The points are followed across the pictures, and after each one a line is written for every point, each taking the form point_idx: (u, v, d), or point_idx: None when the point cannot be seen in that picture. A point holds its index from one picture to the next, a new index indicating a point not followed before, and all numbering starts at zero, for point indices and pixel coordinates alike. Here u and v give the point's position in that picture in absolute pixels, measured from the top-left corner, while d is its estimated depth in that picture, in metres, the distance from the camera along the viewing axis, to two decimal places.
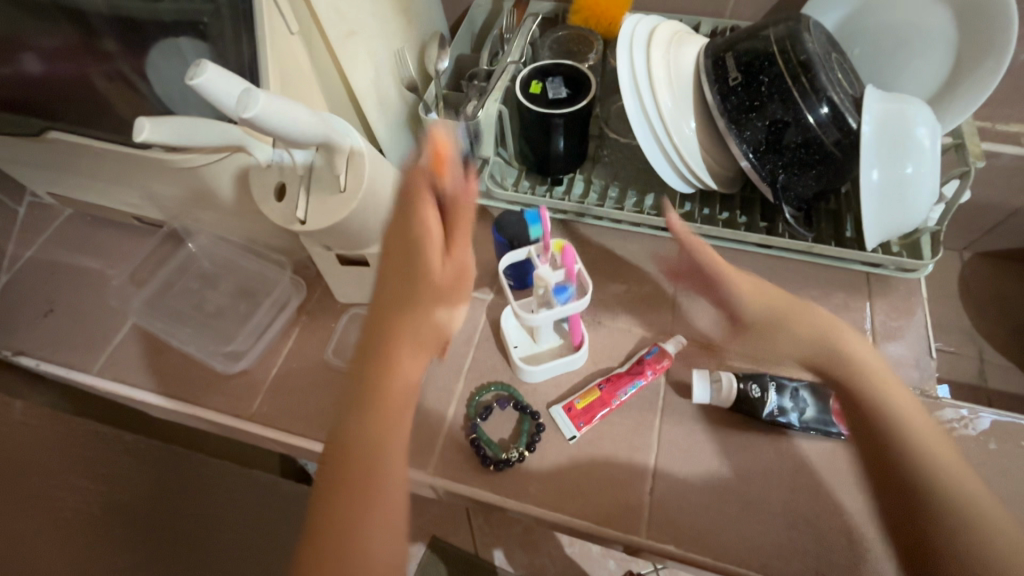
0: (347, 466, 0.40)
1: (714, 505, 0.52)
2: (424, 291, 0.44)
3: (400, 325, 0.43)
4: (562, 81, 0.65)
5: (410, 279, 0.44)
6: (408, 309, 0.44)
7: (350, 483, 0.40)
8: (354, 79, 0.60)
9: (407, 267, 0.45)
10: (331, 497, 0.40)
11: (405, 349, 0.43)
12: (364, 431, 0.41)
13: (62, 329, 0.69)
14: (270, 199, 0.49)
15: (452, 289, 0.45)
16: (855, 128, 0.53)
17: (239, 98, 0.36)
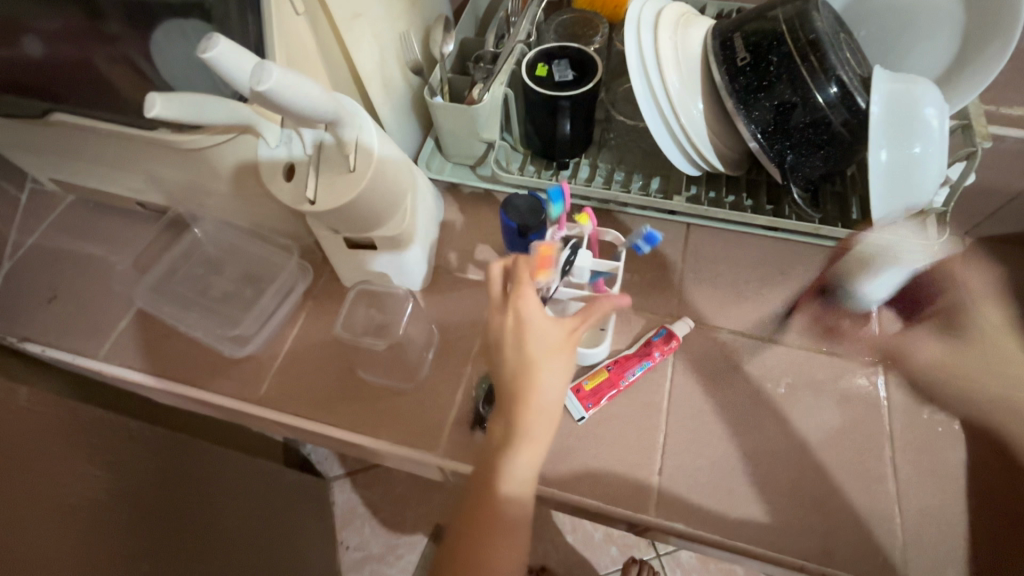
0: (477, 508, 0.42)
1: (723, 484, 0.53)
2: (534, 360, 0.43)
3: (516, 383, 0.43)
4: (568, 64, 0.65)
5: (516, 341, 0.44)
6: (521, 365, 0.43)
7: (476, 523, 0.42)
8: (359, 61, 0.60)
9: (517, 329, 0.44)
10: (465, 535, 0.42)
11: (524, 421, 0.42)
12: (493, 491, 0.42)
13: (67, 317, 0.68)
14: (279, 178, 0.49)
15: (562, 355, 0.43)
16: (864, 108, 0.53)
17: (252, 71, 0.36)
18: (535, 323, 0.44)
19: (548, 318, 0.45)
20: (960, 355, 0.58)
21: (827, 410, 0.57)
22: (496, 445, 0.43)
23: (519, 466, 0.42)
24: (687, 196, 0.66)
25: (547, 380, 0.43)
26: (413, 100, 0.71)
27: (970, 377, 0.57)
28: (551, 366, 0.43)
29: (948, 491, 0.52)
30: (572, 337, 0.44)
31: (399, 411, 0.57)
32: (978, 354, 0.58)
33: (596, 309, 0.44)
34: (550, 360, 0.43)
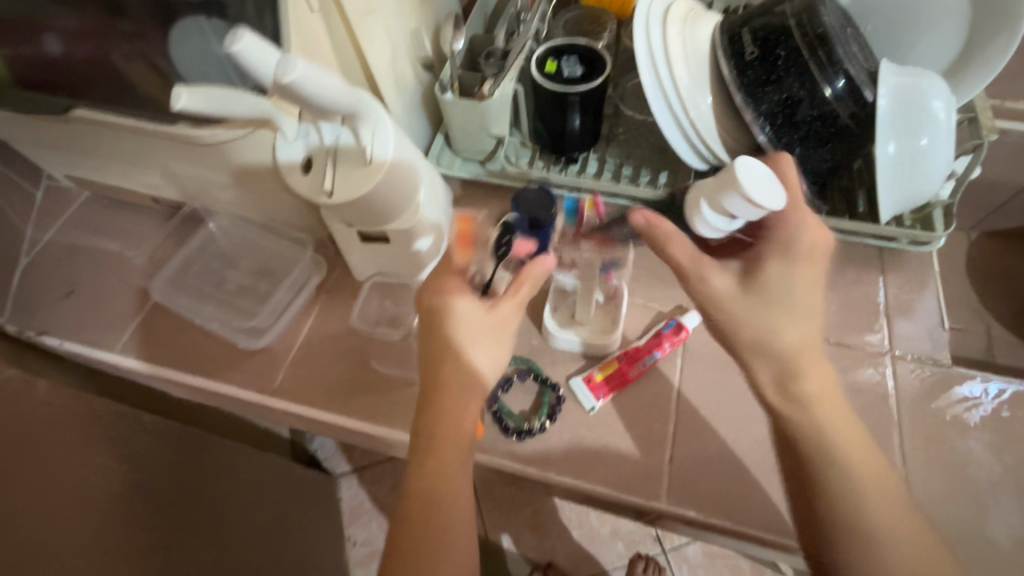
0: (410, 506, 0.45)
1: (733, 472, 0.54)
2: (458, 343, 0.46)
3: (437, 376, 0.46)
4: (577, 60, 0.66)
5: (432, 332, 0.47)
6: (439, 360, 0.46)
7: (413, 519, 0.44)
8: (372, 57, 0.61)
9: (432, 325, 0.47)
10: (402, 534, 0.44)
11: (450, 401, 0.46)
12: (431, 466, 0.45)
13: (84, 311, 0.69)
14: (297, 171, 0.50)
15: (487, 333, 0.47)
16: (872, 101, 0.54)
17: (277, 64, 0.37)
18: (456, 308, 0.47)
19: (471, 303, 0.47)
20: (744, 304, 0.46)
21: None
22: (427, 428, 0.46)
23: (452, 440, 0.45)
24: None
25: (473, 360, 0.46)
26: (423, 96, 0.72)
27: (753, 323, 0.46)
28: (478, 344, 0.46)
29: (956, 479, 0.53)
30: (492, 317, 0.47)
31: (413, 401, 0.58)
32: (799, 328, 0.45)
33: (526, 281, 0.48)
34: (475, 341, 0.46)
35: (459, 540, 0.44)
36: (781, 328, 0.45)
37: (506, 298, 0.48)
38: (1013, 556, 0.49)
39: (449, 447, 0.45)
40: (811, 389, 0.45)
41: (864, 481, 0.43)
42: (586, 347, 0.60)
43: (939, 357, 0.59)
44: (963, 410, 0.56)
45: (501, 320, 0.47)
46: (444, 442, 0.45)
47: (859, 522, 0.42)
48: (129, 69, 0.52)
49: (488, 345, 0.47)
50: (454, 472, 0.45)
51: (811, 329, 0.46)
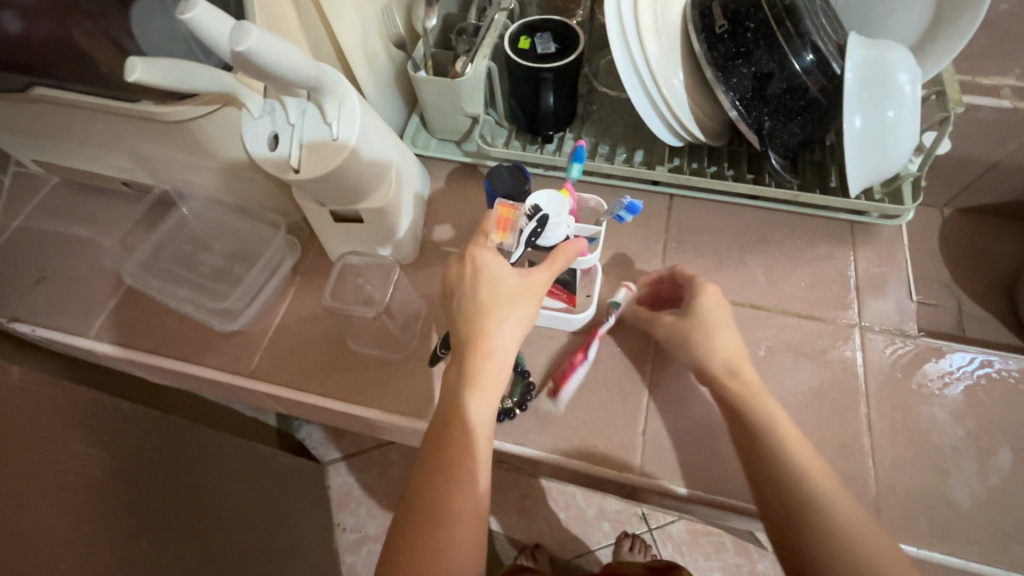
0: (439, 447, 0.44)
1: (706, 442, 0.55)
2: (491, 302, 0.47)
3: (474, 324, 0.46)
4: (550, 36, 0.65)
5: (470, 285, 0.48)
6: (477, 311, 0.47)
7: (434, 463, 0.43)
8: (342, 33, 0.60)
9: (472, 280, 0.48)
10: (427, 474, 0.43)
11: (479, 359, 0.46)
12: (454, 423, 0.44)
13: (57, 297, 0.69)
14: (263, 147, 0.49)
15: (521, 295, 0.47)
16: (839, 74, 0.55)
17: (231, 33, 0.36)
18: (492, 268, 0.47)
19: (506, 266, 0.48)
20: (689, 332, 0.52)
21: (805, 370, 0.58)
22: (455, 387, 0.46)
23: (477, 401, 0.45)
24: (669, 166, 0.67)
25: (505, 321, 0.46)
26: (396, 76, 0.72)
27: (692, 339, 0.52)
28: (510, 305, 0.46)
29: (920, 445, 0.54)
30: (525, 282, 0.47)
31: (389, 381, 0.58)
32: (725, 347, 0.51)
33: (561, 256, 0.49)
34: (508, 301, 0.47)
35: (474, 501, 0.43)
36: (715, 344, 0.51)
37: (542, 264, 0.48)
38: (974, 517, 0.51)
39: (476, 408, 0.45)
40: (752, 386, 0.49)
41: (798, 466, 0.45)
42: (559, 321, 0.60)
43: (907, 328, 0.60)
44: (927, 381, 0.57)
45: (535, 285, 0.48)
46: (470, 406, 0.45)
47: (798, 492, 0.44)
48: (88, 47, 0.51)
49: (526, 305, 0.47)
50: (477, 430, 0.44)
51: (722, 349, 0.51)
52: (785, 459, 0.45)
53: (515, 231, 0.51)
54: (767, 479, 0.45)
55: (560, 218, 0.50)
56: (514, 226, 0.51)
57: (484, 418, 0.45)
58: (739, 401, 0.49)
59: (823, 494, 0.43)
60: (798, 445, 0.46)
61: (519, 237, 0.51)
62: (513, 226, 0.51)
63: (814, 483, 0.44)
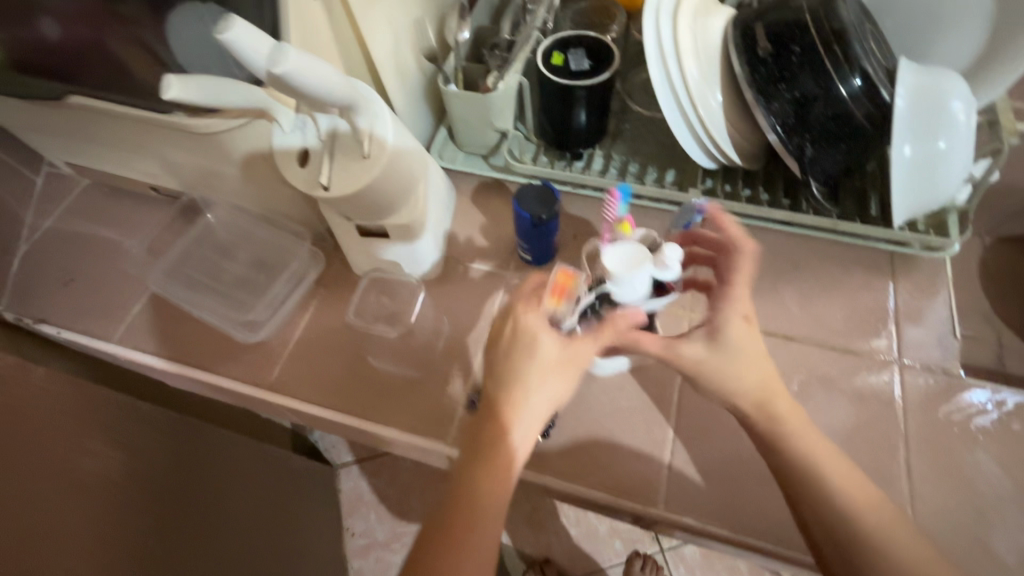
0: (454, 514, 0.42)
1: (733, 478, 0.53)
2: (529, 371, 0.44)
3: (508, 394, 0.44)
4: (584, 53, 0.64)
5: (509, 350, 0.45)
6: (513, 379, 0.44)
7: (445, 533, 0.42)
8: (374, 46, 0.59)
9: (514, 347, 0.45)
10: (439, 538, 0.42)
11: (508, 429, 0.43)
12: (470, 506, 0.42)
13: (82, 298, 0.69)
14: (293, 163, 0.48)
15: (561, 368, 0.44)
16: (888, 101, 0.52)
17: (268, 55, 0.36)
18: (534, 332, 0.45)
19: (549, 331, 0.45)
20: (720, 371, 0.46)
21: (840, 406, 0.56)
22: (474, 468, 0.43)
23: (499, 471, 0.43)
24: (703, 188, 0.65)
25: (541, 392, 0.44)
26: (426, 87, 0.71)
27: (740, 371, 0.47)
28: (547, 377, 0.44)
29: (961, 491, 0.52)
30: (566, 352, 0.44)
31: (408, 399, 0.58)
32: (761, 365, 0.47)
33: (609, 325, 0.45)
34: (545, 373, 0.44)
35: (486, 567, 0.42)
36: (742, 374, 0.46)
37: (589, 335, 0.45)
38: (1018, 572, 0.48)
39: (494, 489, 0.42)
40: (794, 423, 0.46)
41: (851, 500, 0.43)
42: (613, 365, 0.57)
43: (949, 366, 0.57)
44: (971, 424, 0.54)
45: (576, 360, 0.45)
46: (486, 473, 0.43)
47: (859, 530, 0.42)
48: (125, 55, 0.52)
49: (561, 378, 0.44)
50: (486, 516, 0.42)
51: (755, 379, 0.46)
52: (846, 505, 0.43)
53: (571, 300, 0.47)
54: (813, 506, 0.44)
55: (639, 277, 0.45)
56: (569, 295, 0.47)
57: (498, 504, 0.43)
58: (779, 434, 0.46)
59: (875, 510, 0.43)
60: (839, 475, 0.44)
61: (574, 307, 0.47)
62: (570, 295, 0.47)
63: (864, 508, 0.43)
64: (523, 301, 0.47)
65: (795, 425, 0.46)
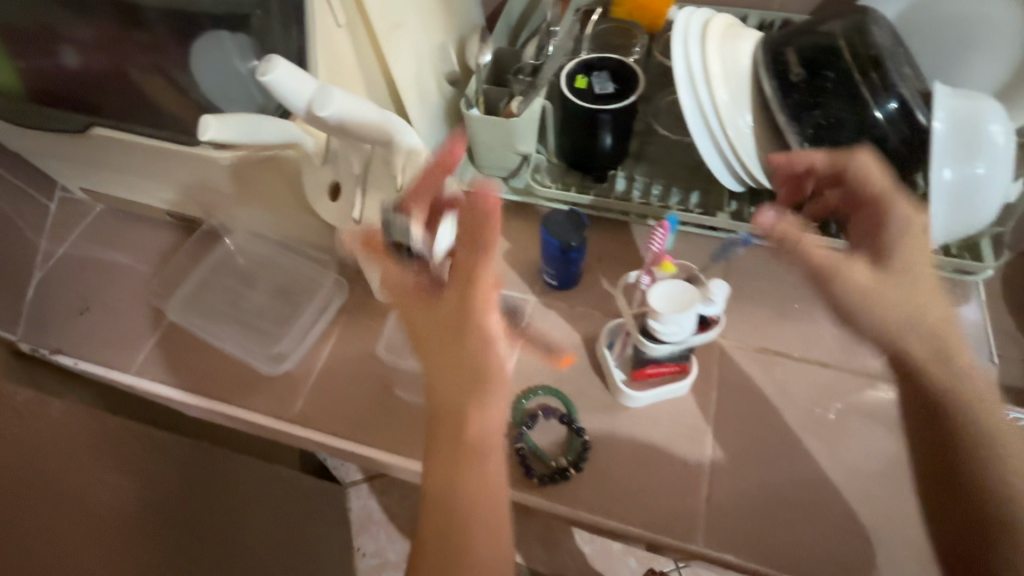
0: (429, 523, 0.38)
1: (773, 512, 0.51)
2: (440, 318, 0.41)
3: (423, 340, 0.41)
4: (607, 76, 0.64)
5: (418, 303, 0.41)
6: (431, 330, 0.41)
7: (432, 546, 0.38)
8: (398, 73, 0.59)
9: (420, 301, 0.42)
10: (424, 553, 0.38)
11: (445, 408, 0.40)
12: (445, 507, 0.38)
13: (96, 326, 0.67)
14: (326, 198, 0.48)
15: (455, 309, 0.41)
16: (926, 124, 0.51)
17: (317, 95, 0.39)
18: (422, 285, 0.42)
19: (435, 289, 0.42)
20: (891, 297, 0.42)
21: (878, 435, 0.55)
22: (441, 474, 0.39)
23: (463, 451, 0.39)
24: (729, 212, 0.64)
25: (471, 344, 0.40)
26: (446, 111, 0.70)
27: (910, 305, 0.42)
28: (449, 313, 0.41)
29: None
30: (462, 293, 0.40)
31: None
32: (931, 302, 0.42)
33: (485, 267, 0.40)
34: (449, 317, 0.40)
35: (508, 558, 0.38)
36: (922, 311, 0.42)
37: (480, 264, 0.40)
38: None
39: (463, 475, 0.38)
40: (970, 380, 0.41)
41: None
42: (666, 394, 0.56)
43: None
44: None
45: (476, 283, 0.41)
46: (440, 457, 0.39)
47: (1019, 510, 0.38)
48: (147, 86, 0.52)
49: (469, 309, 0.40)
50: (481, 485, 0.38)
51: (936, 318, 0.42)
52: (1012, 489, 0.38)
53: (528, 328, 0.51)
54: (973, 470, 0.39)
55: (685, 316, 0.47)
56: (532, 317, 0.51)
57: (493, 493, 0.39)
58: (947, 375, 0.41)
59: None
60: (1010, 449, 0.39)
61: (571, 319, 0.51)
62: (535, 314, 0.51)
63: None
64: (383, 264, 0.44)
65: (990, 393, 0.41)
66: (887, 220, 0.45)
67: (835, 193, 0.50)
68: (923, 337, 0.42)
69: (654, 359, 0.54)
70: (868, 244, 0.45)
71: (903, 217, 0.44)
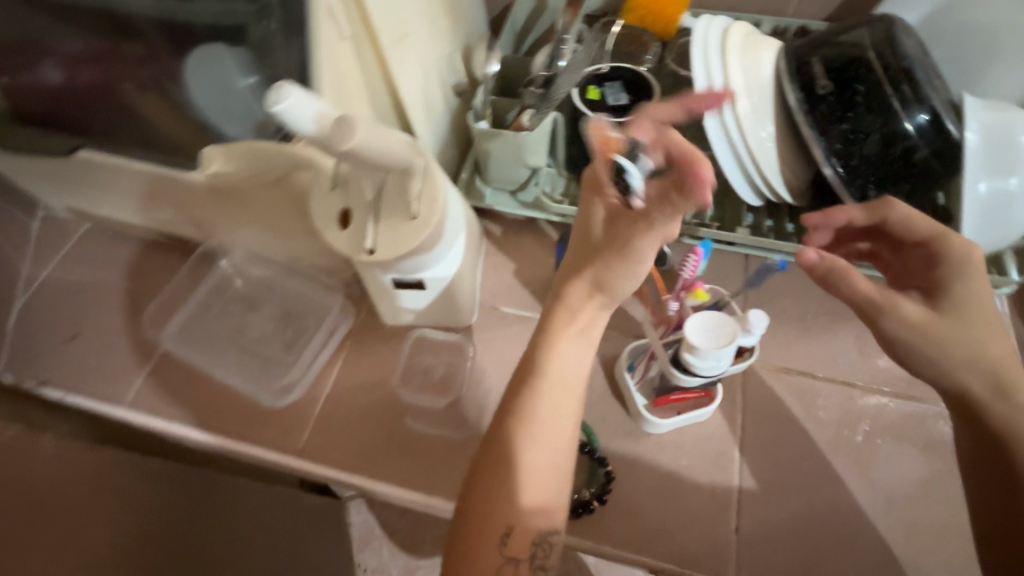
0: (482, 451, 0.42)
1: (806, 541, 0.49)
2: (587, 251, 0.45)
3: (574, 269, 0.45)
4: (620, 86, 0.61)
5: (583, 228, 0.46)
6: (582, 259, 0.45)
7: (478, 470, 0.41)
8: (404, 85, 0.56)
9: (591, 230, 0.45)
10: (473, 481, 0.41)
11: (563, 328, 0.44)
12: (513, 422, 0.42)
13: (87, 356, 0.64)
14: (335, 226, 0.44)
15: (612, 250, 0.44)
16: (957, 136, 0.49)
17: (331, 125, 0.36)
18: (600, 215, 0.45)
19: (603, 220, 0.45)
20: (949, 334, 0.40)
21: (910, 457, 0.53)
22: (515, 381, 0.44)
23: (550, 371, 0.43)
24: (748, 227, 0.61)
25: (593, 286, 0.44)
26: (451, 121, 0.67)
27: (960, 345, 0.40)
28: (599, 253, 0.44)
29: None
30: (618, 241, 0.43)
31: (452, 465, 0.54)
32: (991, 335, 0.40)
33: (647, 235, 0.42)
34: (607, 256, 0.44)
35: (541, 494, 0.40)
36: (982, 339, 0.40)
37: (643, 229, 0.42)
38: None
39: (539, 403, 0.42)
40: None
41: None
42: (689, 420, 0.54)
43: None
44: None
45: (629, 244, 0.43)
46: (545, 378, 0.43)
47: None
48: (137, 104, 0.49)
49: (618, 260, 0.43)
50: (572, 378, 0.43)
51: (994, 351, 0.40)
52: None
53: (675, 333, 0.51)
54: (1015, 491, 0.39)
55: (726, 351, 0.44)
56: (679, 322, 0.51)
57: (572, 389, 0.43)
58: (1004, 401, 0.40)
59: None
60: None
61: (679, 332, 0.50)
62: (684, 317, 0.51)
63: None
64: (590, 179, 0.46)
65: None
66: (942, 256, 0.43)
67: (866, 243, 0.51)
68: (982, 367, 0.40)
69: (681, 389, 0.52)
70: (920, 283, 0.44)
71: (960, 251, 0.42)
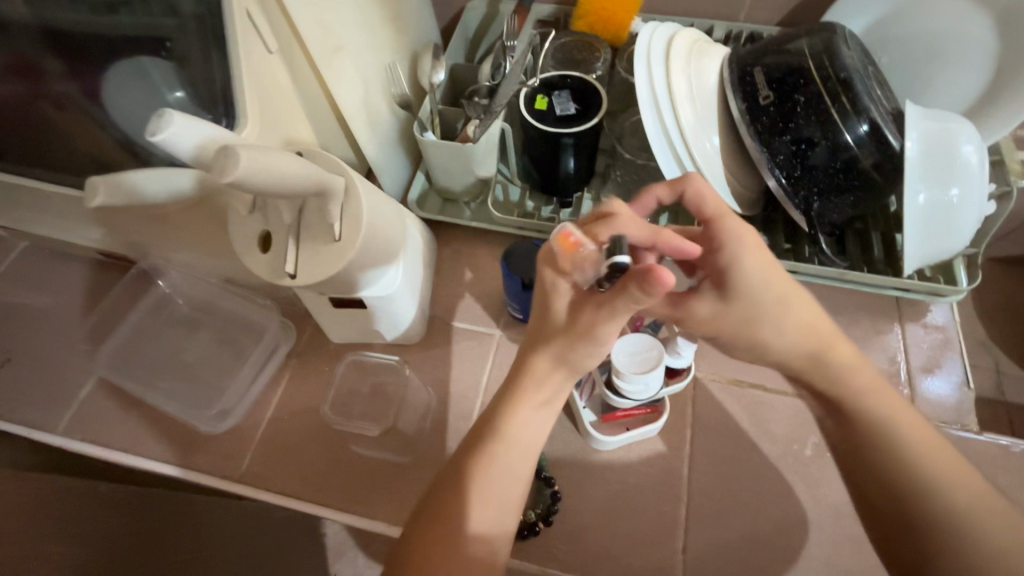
0: (423, 511, 0.39)
1: (753, 559, 0.49)
2: (547, 324, 0.41)
3: (533, 338, 0.42)
4: (569, 95, 0.59)
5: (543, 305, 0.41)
6: (540, 331, 0.41)
7: (420, 533, 0.38)
8: (341, 97, 0.54)
9: (550, 312, 0.40)
10: (409, 544, 0.38)
11: (524, 392, 0.41)
12: (462, 482, 0.40)
13: (19, 381, 0.61)
14: (254, 250, 0.43)
15: (575, 332, 0.39)
16: (898, 147, 0.48)
17: (218, 158, 0.33)
18: (562, 298, 0.39)
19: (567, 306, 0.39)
20: (730, 320, 0.44)
21: None
22: (468, 444, 0.41)
23: (507, 437, 0.40)
24: None
25: (555, 357, 0.41)
26: (400, 133, 0.65)
27: (742, 325, 0.44)
28: (562, 330, 0.40)
29: None
30: (582, 327, 0.38)
31: (396, 489, 0.52)
32: (776, 313, 0.43)
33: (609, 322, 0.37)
34: (568, 336, 0.39)
35: (489, 526, 0.39)
36: (779, 318, 0.43)
37: (606, 315, 0.37)
38: None
39: (487, 465, 0.40)
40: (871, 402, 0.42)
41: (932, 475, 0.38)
42: (636, 436, 0.53)
43: (967, 422, 0.54)
44: (998, 482, 0.52)
45: (590, 328, 0.38)
46: (499, 440, 0.40)
47: (931, 507, 0.38)
48: (57, 121, 0.47)
49: (582, 339, 0.39)
50: (532, 443, 0.41)
51: (796, 320, 0.43)
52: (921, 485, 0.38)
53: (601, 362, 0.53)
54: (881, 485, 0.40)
55: (651, 375, 0.47)
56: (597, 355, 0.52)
57: (529, 456, 0.41)
58: (832, 384, 0.43)
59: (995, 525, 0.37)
60: (914, 445, 0.40)
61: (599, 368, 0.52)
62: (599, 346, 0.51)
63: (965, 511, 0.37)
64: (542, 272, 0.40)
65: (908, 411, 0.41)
66: (719, 244, 0.42)
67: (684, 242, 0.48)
68: (793, 349, 0.44)
69: (625, 406, 0.51)
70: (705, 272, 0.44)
71: (733, 232, 0.42)
